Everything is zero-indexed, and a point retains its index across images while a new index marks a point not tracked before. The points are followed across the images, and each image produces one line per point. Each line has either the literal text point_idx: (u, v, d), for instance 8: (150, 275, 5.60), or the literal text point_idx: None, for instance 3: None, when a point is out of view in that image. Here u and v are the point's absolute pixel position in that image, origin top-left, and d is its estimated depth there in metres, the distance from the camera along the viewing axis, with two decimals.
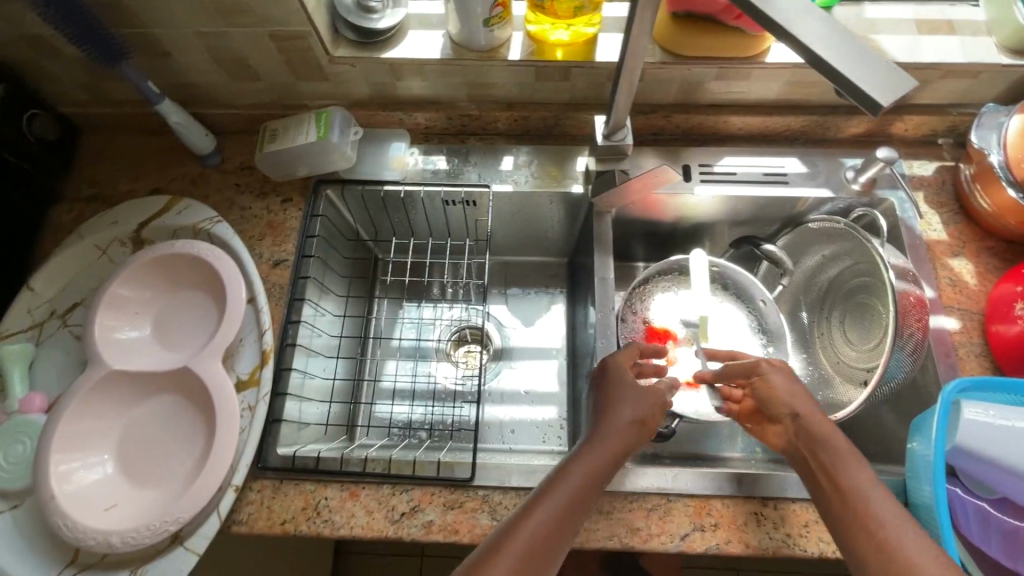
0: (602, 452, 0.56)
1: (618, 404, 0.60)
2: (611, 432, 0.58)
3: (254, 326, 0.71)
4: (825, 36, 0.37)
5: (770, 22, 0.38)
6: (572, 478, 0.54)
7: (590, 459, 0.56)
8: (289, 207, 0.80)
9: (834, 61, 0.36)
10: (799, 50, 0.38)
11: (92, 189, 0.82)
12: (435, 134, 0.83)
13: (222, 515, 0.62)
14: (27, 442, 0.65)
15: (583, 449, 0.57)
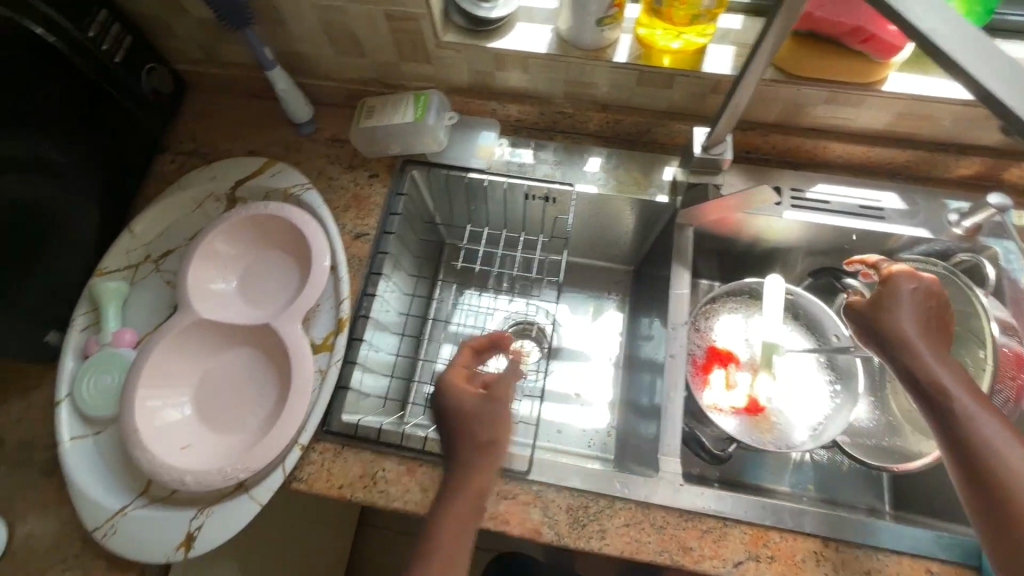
0: (470, 473, 0.58)
1: (464, 425, 0.60)
2: (471, 458, 0.59)
3: (333, 294, 0.73)
4: (998, 72, 0.36)
5: (938, 51, 0.36)
6: (445, 505, 0.57)
7: (462, 483, 0.58)
8: (375, 183, 0.82)
9: (1007, 98, 0.35)
10: (967, 86, 0.36)
11: (193, 144, 0.86)
12: (524, 127, 0.84)
13: (286, 471, 0.65)
14: (115, 375, 0.69)
15: (453, 477, 0.58)
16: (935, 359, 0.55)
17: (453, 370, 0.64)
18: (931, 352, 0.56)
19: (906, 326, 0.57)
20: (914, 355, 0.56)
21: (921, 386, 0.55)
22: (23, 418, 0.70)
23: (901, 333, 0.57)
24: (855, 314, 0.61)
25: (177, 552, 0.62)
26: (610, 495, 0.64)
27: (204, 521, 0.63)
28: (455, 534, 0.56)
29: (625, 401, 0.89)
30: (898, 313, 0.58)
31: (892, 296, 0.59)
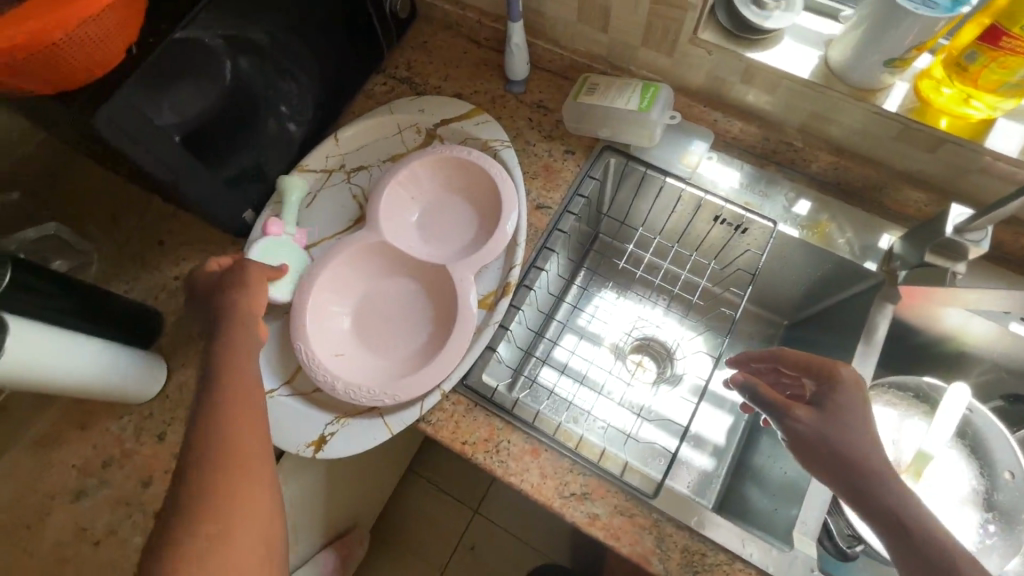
0: (229, 402, 0.49)
1: (230, 354, 0.52)
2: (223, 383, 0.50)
3: (505, 256, 0.73)
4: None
5: None
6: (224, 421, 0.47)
7: (224, 427, 0.47)
8: (569, 159, 0.80)
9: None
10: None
11: (407, 73, 0.88)
12: (737, 146, 0.78)
13: (422, 410, 0.65)
14: (295, 269, 0.72)
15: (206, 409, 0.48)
16: (867, 458, 0.52)
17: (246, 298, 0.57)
18: (861, 452, 0.52)
19: (853, 435, 0.53)
20: (860, 461, 0.52)
21: (858, 490, 0.51)
22: None
23: (840, 438, 0.53)
24: (785, 418, 0.56)
25: (307, 449, 0.64)
26: (732, 552, 0.60)
27: (338, 429, 0.65)
28: (230, 487, 0.45)
29: (741, 457, 0.84)
30: (843, 416, 0.54)
31: (839, 401, 0.55)
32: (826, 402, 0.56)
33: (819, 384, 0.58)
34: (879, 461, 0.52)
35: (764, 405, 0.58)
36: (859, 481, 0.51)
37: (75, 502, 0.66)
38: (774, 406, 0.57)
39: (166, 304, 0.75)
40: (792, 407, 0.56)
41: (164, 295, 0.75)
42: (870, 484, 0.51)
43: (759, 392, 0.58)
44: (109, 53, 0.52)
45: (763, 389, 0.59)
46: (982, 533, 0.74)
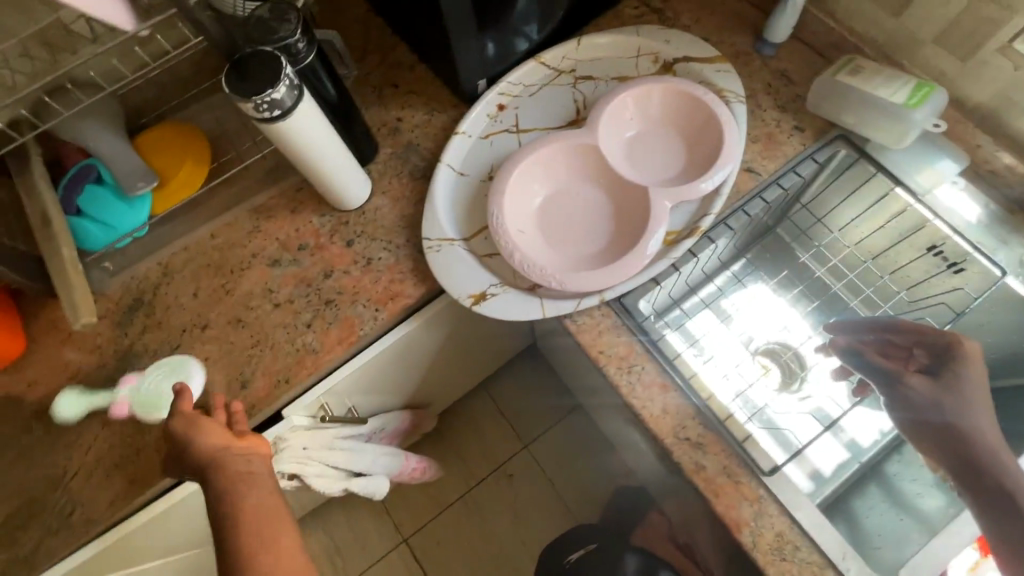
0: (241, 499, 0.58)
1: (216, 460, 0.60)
2: (230, 498, 0.58)
3: (701, 203, 0.73)
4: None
5: None
6: (243, 520, 0.57)
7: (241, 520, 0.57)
8: (796, 135, 0.77)
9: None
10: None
11: (662, 3, 0.87)
12: (990, 182, 0.71)
13: (578, 307, 0.69)
14: (152, 390, 0.70)
15: (231, 523, 0.57)
16: (959, 416, 0.70)
17: (205, 434, 0.61)
18: (953, 411, 0.70)
19: (960, 404, 0.70)
20: (952, 419, 0.70)
21: (958, 452, 0.70)
22: (421, 129, 0.83)
23: (950, 404, 0.70)
24: (899, 382, 0.73)
25: (466, 298, 0.70)
26: (829, 559, 0.59)
27: (498, 293, 0.70)
28: (274, 510, 0.58)
29: None
30: (955, 384, 0.71)
31: (952, 370, 0.71)
32: (941, 372, 0.72)
33: (936, 355, 0.72)
34: (963, 418, 0.70)
35: (882, 374, 0.75)
36: (947, 433, 0.71)
37: (270, 266, 0.78)
38: (887, 372, 0.74)
39: (385, 137, 0.83)
40: (905, 374, 0.73)
41: (387, 129, 0.84)
42: (955, 434, 0.70)
43: (872, 358, 0.76)
44: None
45: (875, 355, 0.76)
46: None
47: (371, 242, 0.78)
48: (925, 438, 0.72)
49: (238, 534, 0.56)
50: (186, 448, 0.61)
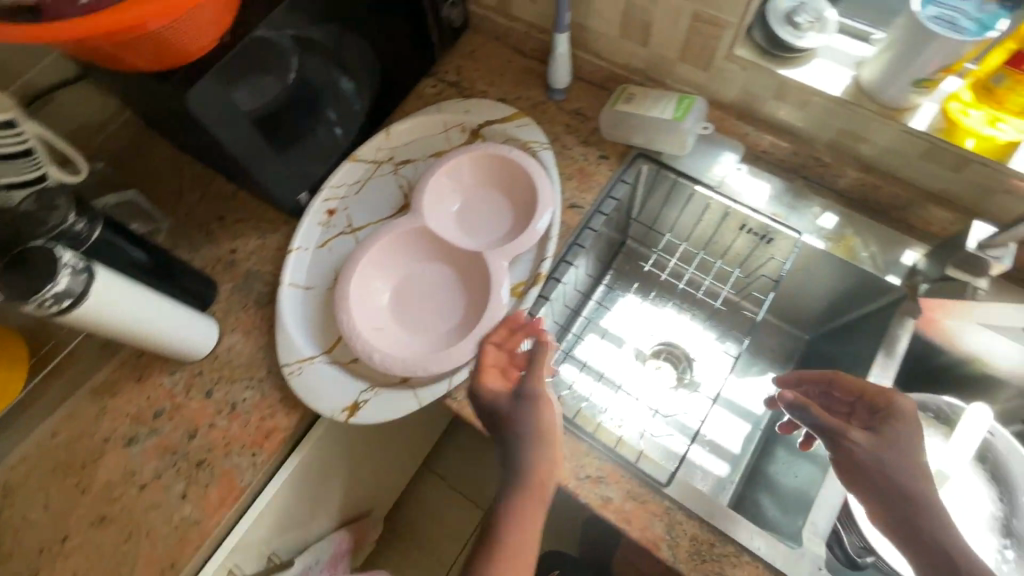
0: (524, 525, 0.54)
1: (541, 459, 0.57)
2: (530, 436, 0.57)
3: (537, 250, 0.77)
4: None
5: None
6: (527, 490, 0.55)
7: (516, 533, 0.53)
8: (603, 163, 0.84)
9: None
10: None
11: (456, 77, 0.94)
12: (766, 160, 0.81)
13: (451, 384, 0.69)
14: None
15: (505, 511, 0.55)
16: (909, 480, 0.57)
17: (493, 376, 0.63)
18: (907, 481, 0.57)
19: (902, 463, 0.58)
20: (904, 488, 0.57)
21: (909, 521, 0.56)
22: (258, 255, 0.82)
23: (893, 463, 0.58)
24: (839, 437, 0.62)
25: (340, 413, 0.69)
26: (741, 545, 0.62)
27: (371, 397, 0.69)
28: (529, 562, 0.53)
29: (755, 464, 0.85)
30: (897, 439, 0.60)
31: (894, 426, 0.61)
32: (880, 428, 0.61)
33: (875, 411, 0.64)
34: (919, 486, 0.57)
35: (819, 427, 0.64)
36: (904, 508, 0.56)
37: (127, 446, 0.72)
38: (827, 427, 0.63)
39: (222, 273, 0.81)
40: (847, 428, 0.62)
41: (220, 265, 0.81)
42: (912, 510, 0.56)
43: (811, 414, 0.65)
44: (200, 41, 0.58)
45: (815, 410, 0.65)
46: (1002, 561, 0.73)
47: (232, 385, 0.74)
48: (878, 509, 0.57)
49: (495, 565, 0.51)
50: (527, 427, 0.58)
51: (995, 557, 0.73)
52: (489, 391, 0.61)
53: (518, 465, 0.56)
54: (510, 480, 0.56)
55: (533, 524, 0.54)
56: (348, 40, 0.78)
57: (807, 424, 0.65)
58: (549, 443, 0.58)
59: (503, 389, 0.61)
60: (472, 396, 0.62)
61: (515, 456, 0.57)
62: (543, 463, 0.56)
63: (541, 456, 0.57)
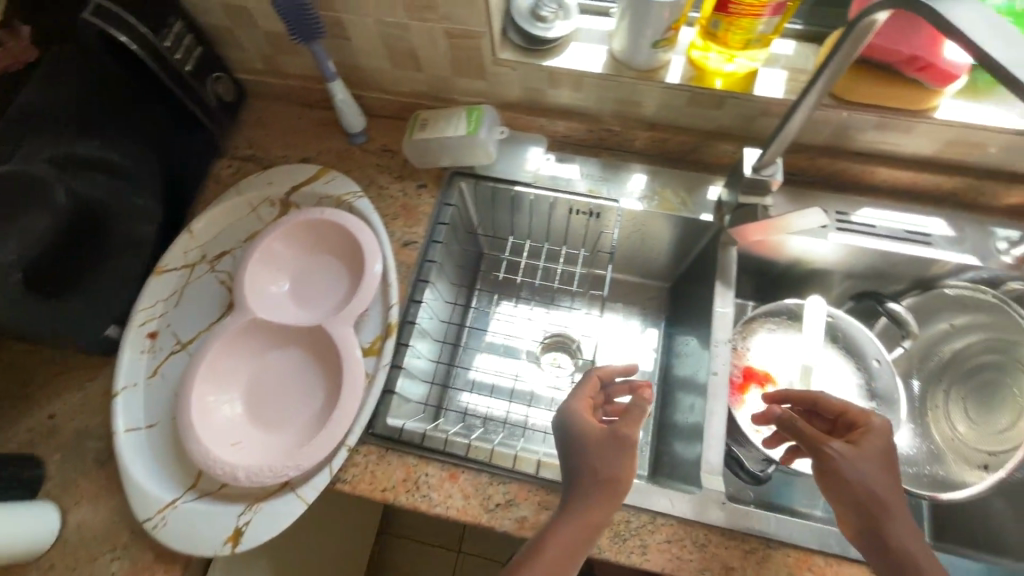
0: (570, 517, 0.58)
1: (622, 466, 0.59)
2: (593, 447, 0.60)
3: (381, 299, 0.75)
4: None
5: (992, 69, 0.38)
6: (586, 497, 0.58)
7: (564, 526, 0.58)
8: (423, 193, 0.84)
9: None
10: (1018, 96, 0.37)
11: (251, 150, 0.89)
12: (570, 143, 0.85)
13: (333, 471, 0.65)
14: None
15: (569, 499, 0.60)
16: (882, 495, 0.57)
17: (578, 400, 0.65)
18: (881, 494, 0.57)
19: (877, 481, 0.57)
20: (878, 501, 0.56)
21: (880, 537, 0.56)
22: (83, 408, 0.73)
23: (869, 480, 0.57)
24: (819, 451, 0.60)
25: (223, 547, 0.62)
26: (653, 510, 0.64)
27: (251, 517, 0.64)
28: (571, 541, 0.57)
29: (660, 417, 0.89)
30: (874, 456, 0.58)
31: (872, 442, 0.59)
32: (858, 440, 0.60)
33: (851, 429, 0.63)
34: (888, 496, 0.57)
35: (804, 439, 0.62)
36: (872, 519, 0.56)
37: None
38: (810, 439, 0.61)
39: (45, 444, 0.71)
40: (828, 440, 0.60)
41: (40, 438, 0.71)
42: (878, 520, 0.56)
43: (797, 427, 0.63)
44: None
45: (799, 423, 0.63)
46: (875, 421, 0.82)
47: (94, 564, 0.65)
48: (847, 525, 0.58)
49: (544, 539, 0.58)
50: (623, 439, 0.60)
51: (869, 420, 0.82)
52: (570, 409, 0.65)
53: (577, 475, 0.60)
54: (570, 486, 0.61)
55: (593, 524, 0.58)
56: (114, 153, 0.72)
57: (796, 439, 0.63)
58: (619, 451, 0.60)
59: (582, 410, 0.64)
60: (558, 416, 0.65)
61: (574, 463, 0.61)
62: (603, 472, 0.59)
63: (601, 463, 0.60)
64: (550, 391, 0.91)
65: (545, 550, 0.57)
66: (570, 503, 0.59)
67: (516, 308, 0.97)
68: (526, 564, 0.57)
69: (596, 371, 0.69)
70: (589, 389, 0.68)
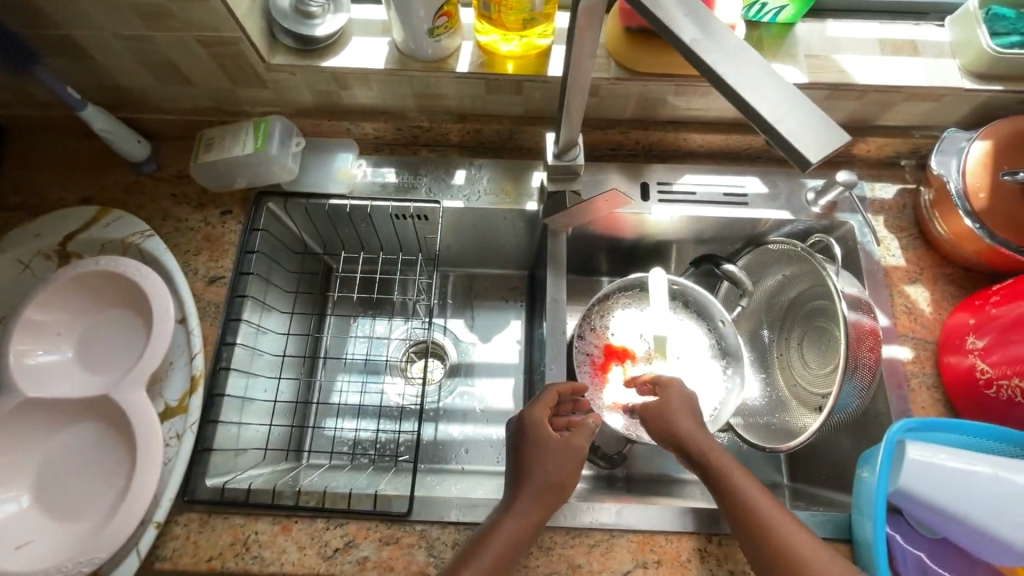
0: (514, 516, 0.55)
1: (563, 472, 0.58)
2: (549, 451, 0.59)
3: (184, 349, 0.68)
4: (732, 60, 0.36)
5: (680, 44, 0.36)
6: (531, 497, 0.57)
7: (504, 527, 0.55)
8: (228, 220, 0.76)
9: (781, 125, 0.33)
10: (699, 67, 0.36)
11: (17, 197, 0.77)
12: (385, 144, 0.80)
13: (142, 553, 0.59)
14: None
15: (510, 500, 0.57)
16: (691, 430, 0.62)
17: (541, 405, 0.63)
18: (691, 430, 0.62)
19: (680, 416, 0.63)
20: (686, 436, 0.61)
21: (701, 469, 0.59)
22: None
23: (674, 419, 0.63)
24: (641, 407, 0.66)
25: None
26: None
27: None
28: (512, 540, 0.54)
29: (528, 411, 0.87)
30: (679, 399, 0.65)
31: (679, 389, 0.66)
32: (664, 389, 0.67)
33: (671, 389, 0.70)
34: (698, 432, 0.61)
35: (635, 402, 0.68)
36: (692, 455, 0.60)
37: None
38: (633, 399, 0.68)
39: None
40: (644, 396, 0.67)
41: None
42: (694, 454, 0.60)
43: None
44: None
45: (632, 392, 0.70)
46: (727, 378, 0.81)
47: None
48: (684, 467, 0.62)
49: (485, 536, 0.54)
50: (575, 449, 0.60)
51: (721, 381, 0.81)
52: (527, 412, 0.62)
53: (526, 476, 0.58)
54: (514, 487, 0.58)
55: (534, 524, 0.56)
56: None
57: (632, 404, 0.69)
58: (570, 458, 0.59)
59: (543, 415, 0.62)
60: (514, 423, 0.63)
61: (526, 465, 0.59)
62: (554, 478, 0.58)
63: (550, 466, 0.58)
64: (413, 404, 0.86)
65: (486, 547, 0.53)
66: (515, 501, 0.56)
67: (370, 323, 0.90)
68: (466, 562, 0.52)
69: (558, 385, 0.65)
70: (558, 388, 0.65)
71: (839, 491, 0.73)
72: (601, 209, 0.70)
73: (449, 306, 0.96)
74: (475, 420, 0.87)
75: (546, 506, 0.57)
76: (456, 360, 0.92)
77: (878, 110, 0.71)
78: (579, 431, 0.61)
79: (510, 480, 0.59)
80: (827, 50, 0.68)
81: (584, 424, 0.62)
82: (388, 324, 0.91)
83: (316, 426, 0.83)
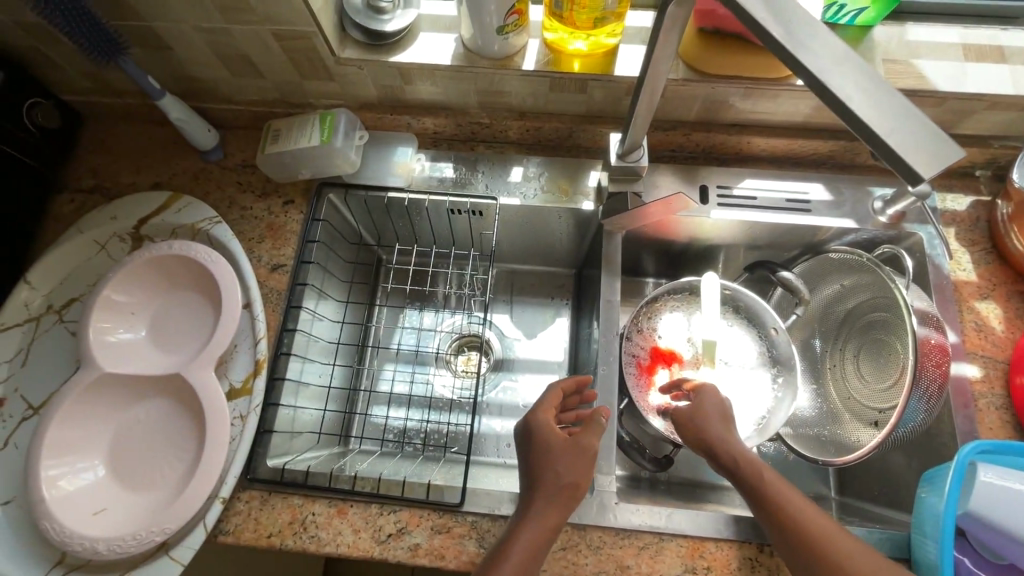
0: (536, 516, 0.55)
1: (575, 472, 0.58)
2: (556, 453, 0.59)
3: (249, 333, 0.71)
4: (837, 69, 0.35)
5: (781, 51, 0.36)
6: (545, 501, 0.56)
7: (530, 525, 0.54)
8: (290, 209, 0.78)
9: (891, 138, 0.33)
10: (802, 75, 0.36)
11: (95, 180, 0.80)
12: (443, 139, 0.81)
13: (208, 526, 0.62)
14: None
15: (526, 503, 0.57)
16: (720, 431, 0.61)
17: (545, 407, 0.64)
18: (721, 434, 0.61)
19: (710, 418, 0.63)
20: (714, 438, 0.61)
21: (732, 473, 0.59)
22: None
23: (705, 421, 0.63)
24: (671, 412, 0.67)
25: None
26: None
27: None
28: (534, 543, 0.54)
29: None
30: (709, 402, 0.65)
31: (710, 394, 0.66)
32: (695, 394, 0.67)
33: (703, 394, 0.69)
34: (727, 435, 0.61)
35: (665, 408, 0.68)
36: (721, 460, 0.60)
37: None
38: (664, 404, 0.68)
39: None
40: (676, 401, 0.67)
41: None
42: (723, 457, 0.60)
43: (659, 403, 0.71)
44: None
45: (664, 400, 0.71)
46: (776, 387, 0.79)
47: None
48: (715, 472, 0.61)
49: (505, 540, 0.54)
50: (581, 447, 0.59)
51: (772, 389, 0.79)
52: (533, 417, 0.63)
53: (536, 481, 0.57)
54: (527, 494, 0.58)
55: (551, 528, 0.55)
56: None
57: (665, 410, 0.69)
58: (579, 458, 0.59)
59: (548, 418, 0.62)
60: (521, 427, 0.64)
61: (536, 469, 0.58)
62: (565, 478, 0.57)
63: (561, 468, 0.58)
64: (458, 396, 0.87)
65: (513, 544, 0.53)
66: (531, 502, 0.56)
67: (418, 315, 0.92)
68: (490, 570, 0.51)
69: (559, 384, 0.67)
70: (557, 390, 0.66)
71: (893, 507, 0.72)
72: (658, 211, 0.69)
73: (496, 301, 0.96)
74: (518, 415, 0.88)
75: (563, 510, 0.56)
76: (501, 355, 0.93)
77: (957, 118, 0.69)
78: (584, 430, 0.61)
79: (522, 484, 0.59)
80: (906, 55, 0.66)
81: (591, 420, 0.62)
82: (435, 316, 0.92)
83: (364, 413, 0.85)
